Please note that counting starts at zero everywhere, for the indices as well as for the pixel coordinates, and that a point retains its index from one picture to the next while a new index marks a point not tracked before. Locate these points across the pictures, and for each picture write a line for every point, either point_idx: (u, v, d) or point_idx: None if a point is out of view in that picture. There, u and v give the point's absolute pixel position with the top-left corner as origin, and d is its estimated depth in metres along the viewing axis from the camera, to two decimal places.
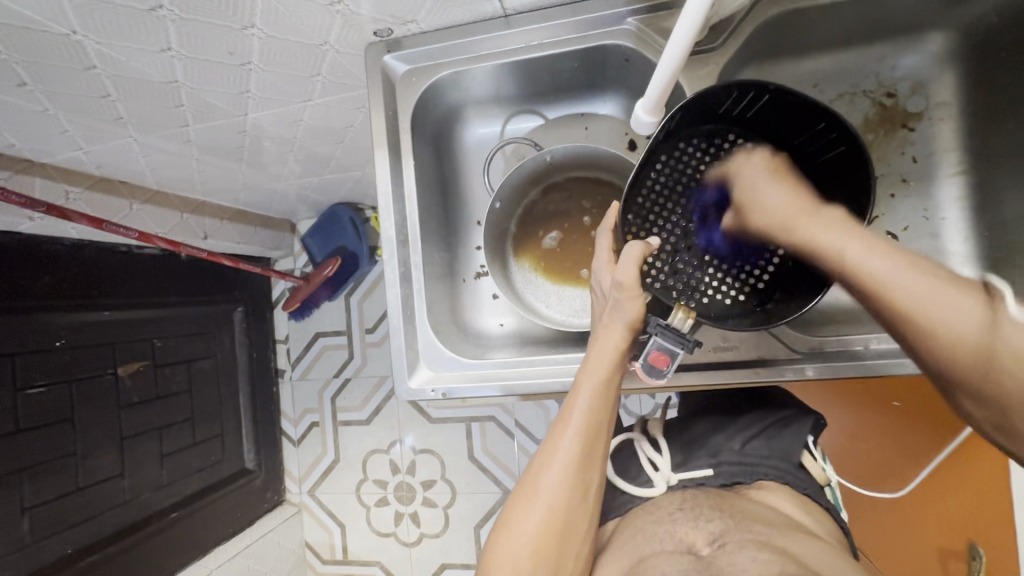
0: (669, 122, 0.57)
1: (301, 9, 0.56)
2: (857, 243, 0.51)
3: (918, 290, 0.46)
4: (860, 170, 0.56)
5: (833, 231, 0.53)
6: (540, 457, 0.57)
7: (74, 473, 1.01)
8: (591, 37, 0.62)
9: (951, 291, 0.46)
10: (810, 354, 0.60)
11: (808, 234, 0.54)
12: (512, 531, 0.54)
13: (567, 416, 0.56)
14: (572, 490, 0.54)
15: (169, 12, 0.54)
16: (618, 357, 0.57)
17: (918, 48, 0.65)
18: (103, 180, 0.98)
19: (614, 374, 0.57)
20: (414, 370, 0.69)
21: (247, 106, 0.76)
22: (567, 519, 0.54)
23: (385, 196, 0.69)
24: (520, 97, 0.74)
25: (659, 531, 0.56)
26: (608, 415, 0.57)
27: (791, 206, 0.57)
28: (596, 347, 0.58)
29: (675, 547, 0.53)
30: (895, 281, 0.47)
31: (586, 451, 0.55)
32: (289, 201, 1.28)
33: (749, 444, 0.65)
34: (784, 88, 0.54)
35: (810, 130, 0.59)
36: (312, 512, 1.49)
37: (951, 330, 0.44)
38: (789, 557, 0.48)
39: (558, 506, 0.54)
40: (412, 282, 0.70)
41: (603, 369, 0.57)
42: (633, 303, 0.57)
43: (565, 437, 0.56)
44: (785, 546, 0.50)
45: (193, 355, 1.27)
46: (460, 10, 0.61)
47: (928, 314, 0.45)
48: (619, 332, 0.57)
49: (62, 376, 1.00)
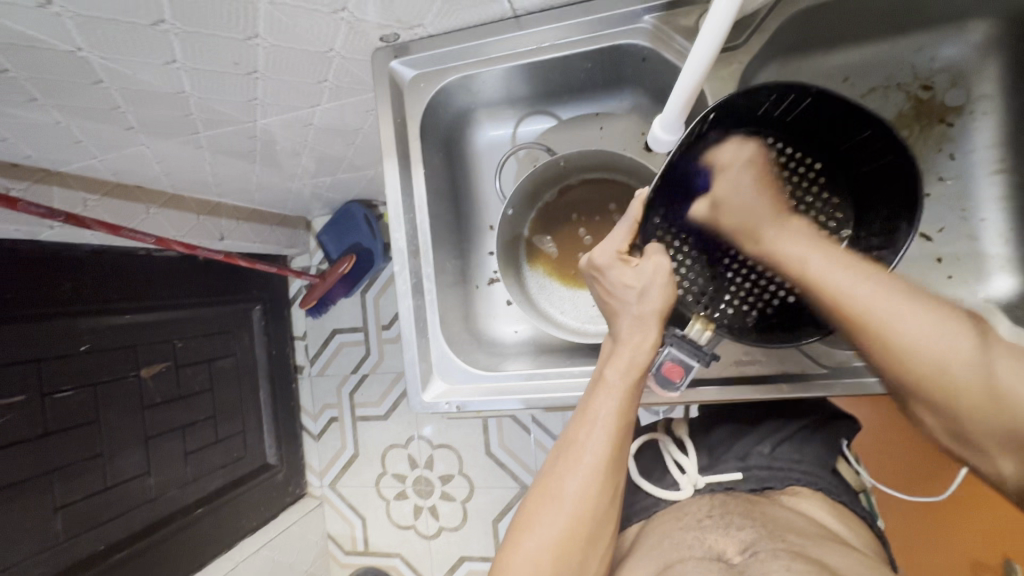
0: (708, 122, 0.53)
1: (302, 18, 0.54)
2: (820, 258, 0.51)
3: (884, 305, 0.45)
4: (913, 187, 0.53)
5: (796, 238, 0.54)
6: (561, 456, 0.53)
7: (102, 472, 1.04)
8: (606, 37, 0.59)
9: (927, 315, 0.44)
10: (839, 369, 0.57)
11: (773, 235, 0.55)
12: (532, 534, 0.50)
13: (593, 414, 0.52)
14: (602, 496, 0.51)
15: (172, 27, 0.53)
16: (650, 354, 0.53)
17: (959, 37, 0.60)
18: (118, 186, 0.99)
19: (644, 370, 0.53)
20: (428, 382, 0.68)
21: (256, 112, 0.75)
22: (593, 523, 0.50)
23: (396, 205, 0.68)
24: (533, 98, 0.72)
25: (688, 537, 0.54)
26: (636, 414, 0.53)
27: (762, 202, 0.57)
28: (625, 342, 0.54)
29: (704, 555, 0.51)
30: (869, 299, 0.46)
31: (615, 452, 0.51)
32: (303, 199, 1.28)
33: (778, 447, 0.63)
34: (830, 92, 0.51)
35: (858, 137, 0.55)
36: (334, 505, 1.51)
37: (934, 348, 0.43)
38: (825, 567, 0.46)
39: (584, 513, 0.50)
40: (425, 293, 0.69)
41: (634, 366, 0.53)
42: (660, 298, 0.53)
43: (592, 438, 0.52)
44: (820, 556, 0.48)
45: (213, 355, 1.29)
46: (468, 11, 0.58)
47: (889, 326, 0.45)
48: (652, 327, 0.53)
49: (88, 380, 1.02)
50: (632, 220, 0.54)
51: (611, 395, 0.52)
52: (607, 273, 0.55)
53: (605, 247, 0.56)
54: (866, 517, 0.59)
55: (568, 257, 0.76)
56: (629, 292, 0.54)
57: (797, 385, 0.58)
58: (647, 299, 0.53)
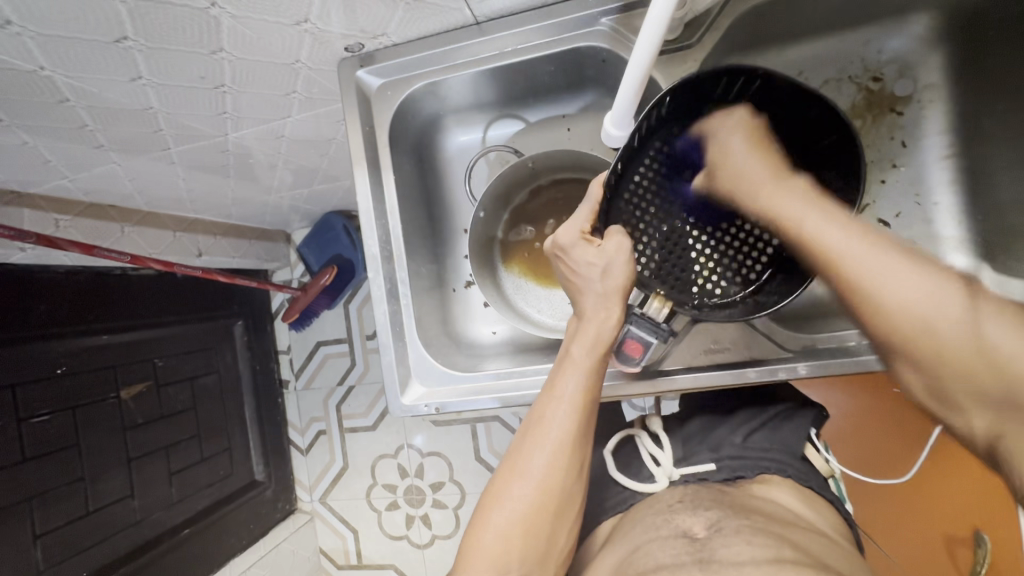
0: (658, 108, 0.56)
1: (265, 31, 0.55)
2: (815, 216, 0.48)
3: (874, 265, 0.43)
4: (856, 159, 0.55)
5: (796, 199, 0.50)
6: (529, 431, 0.53)
7: (83, 498, 1.02)
8: (565, 40, 0.61)
9: (911, 271, 0.42)
10: (802, 353, 0.60)
11: (768, 199, 0.52)
12: (500, 509, 0.51)
13: (560, 389, 0.53)
14: (568, 469, 0.52)
15: (135, 43, 0.54)
16: (614, 330, 0.55)
17: (903, 30, 0.63)
18: (91, 206, 0.98)
19: (607, 347, 0.55)
20: (406, 386, 0.69)
21: (226, 126, 0.76)
22: (560, 497, 0.51)
23: (367, 212, 0.69)
24: (500, 102, 0.73)
25: (657, 521, 0.55)
26: (601, 390, 0.55)
27: (761, 168, 0.53)
28: (590, 318, 0.55)
29: (671, 532, 0.52)
30: (852, 254, 0.44)
31: (584, 426, 0.53)
32: (282, 212, 1.28)
33: (749, 437, 0.64)
34: (774, 73, 0.53)
35: (803, 116, 0.57)
36: (325, 519, 1.50)
37: (918, 315, 0.40)
38: (788, 542, 0.47)
39: (552, 486, 0.51)
40: (399, 298, 0.69)
41: (598, 343, 0.54)
42: (622, 274, 0.55)
43: (560, 412, 0.53)
44: (784, 534, 0.49)
45: (195, 372, 1.28)
46: (431, 19, 0.60)
47: (882, 290, 0.42)
48: (613, 304, 0.55)
49: (66, 404, 1.01)
50: (593, 202, 0.58)
51: (579, 369, 0.54)
52: (570, 251, 0.58)
53: (571, 225, 0.58)
54: (834, 501, 0.60)
55: (542, 256, 0.77)
56: (591, 267, 0.56)
57: (762, 371, 0.60)
58: (611, 276, 0.55)
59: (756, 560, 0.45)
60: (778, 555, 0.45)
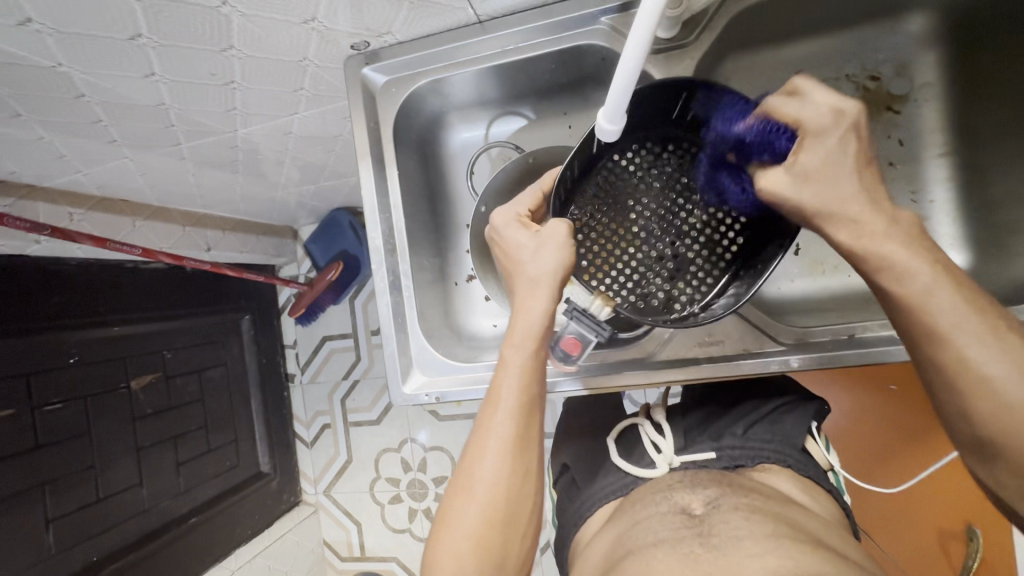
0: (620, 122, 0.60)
1: (274, 29, 0.57)
2: (917, 262, 0.41)
3: (966, 335, 0.40)
4: None
5: (893, 242, 0.42)
6: (471, 443, 0.51)
7: (94, 484, 1.05)
8: (565, 38, 0.63)
9: (1006, 352, 0.39)
10: (796, 345, 0.60)
11: (857, 239, 0.43)
12: (451, 531, 0.49)
13: (498, 394, 0.52)
14: (520, 452, 0.50)
15: (149, 40, 0.56)
16: (545, 319, 0.53)
17: (900, 29, 0.64)
18: (103, 200, 1.00)
19: (539, 337, 0.53)
20: (408, 375, 0.70)
21: (235, 122, 0.77)
22: (509, 507, 0.50)
23: (371, 206, 0.70)
24: (503, 99, 0.75)
25: (658, 497, 0.57)
26: (541, 384, 0.53)
27: (848, 189, 0.44)
28: (522, 312, 0.54)
29: (669, 509, 0.54)
30: (950, 317, 0.40)
31: (529, 402, 0.51)
32: (289, 208, 1.30)
33: (751, 429, 0.64)
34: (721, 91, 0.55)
35: None
36: (329, 511, 1.52)
37: (997, 395, 0.39)
38: (782, 520, 0.49)
39: (498, 497, 0.49)
40: (402, 289, 0.71)
41: (531, 337, 0.53)
42: (553, 263, 0.54)
43: (499, 417, 0.51)
44: (778, 514, 0.51)
45: (203, 364, 1.30)
46: (434, 18, 0.61)
47: (962, 353, 0.40)
48: (545, 295, 0.53)
49: (78, 393, 1.03)
50: (540, 187, 0.61)
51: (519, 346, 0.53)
52: (503, 235, 0.58)
53: (508, 208, 0.60)
54: (831, 491, 0.61)
55: None
56: (529, 245, 0.56)
57: (756, 363, 0.61)
58: (541, 267, 0.54)
59: (751, 535, 0.47)
60: (772, 533, 0.47)
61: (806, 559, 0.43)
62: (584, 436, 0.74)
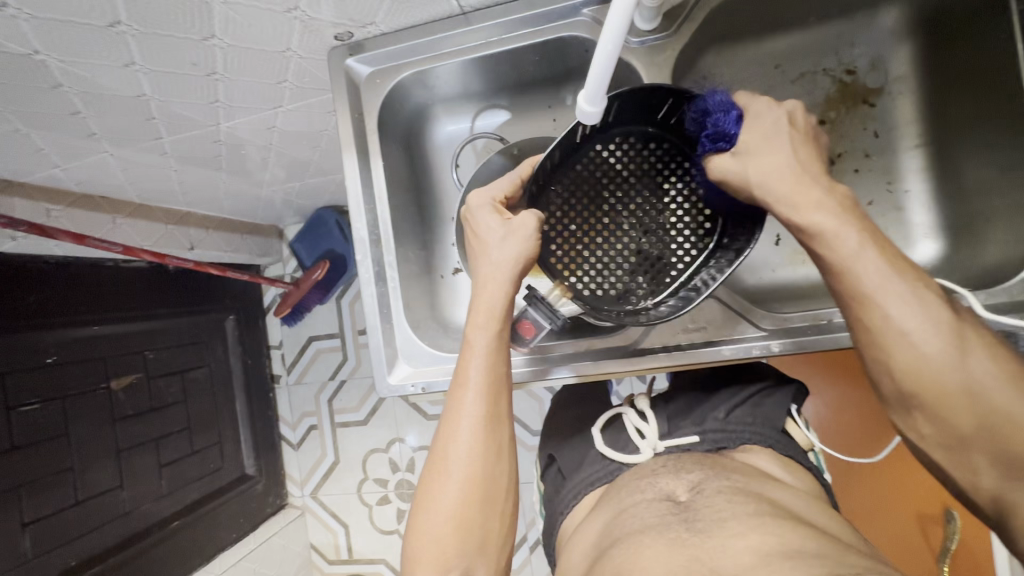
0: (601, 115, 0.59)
1: (256, 18, 0.56)
2: (851, 235, 0.48)
3: (890, 301, 0.46)
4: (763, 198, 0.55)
5: (830, 215, 0.48)
6: (443, 426, 0.55)
7: (72, 487, 1.03)
8: (549, 30, 0.63)
9: (921, 314, 0.46)
10: (776, 331, 0.62)
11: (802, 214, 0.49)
12: (432, 510, 0.53)
13: (465, 376, 0.55)
14: (486, 428, 0.54)
15: (128, 28, 0.55)
16: (506, 302, 0.56)
17: (873, 24, 0.65)
18: (82, 197, 0.98)
19: (502, 319, 0.56)
20: (394, 366, 0.70)
21: (218, 115, 0.77)
22: (485, 482, 0.53)
23: (356, 198, 0.70)
24: (488, 92, 0.75)
25: (642, 483, 0.58)
26: (506, 363, 0.56)
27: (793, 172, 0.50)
28: (483, 298, 0.57)
29: (655, 495, 0.55)
30: (877, 283, 0.46)
31: (492, 379, 0.55)
32: (275, 207, 1.29)
33: (733, 413, 0.65)
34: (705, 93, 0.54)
35: None
36: (315, 514, 1.50)
37: (914, 353, 0.46)
38: (764, 502, 0.50)
39: (474, 474, 0.53)
40: (387, 281, 0.71)
41: (494, 320, 0.56)
42: (517, 249, 0.56)
43: (467, 399, 0.54)
44: (761, 495, 0.51)
45: (186, 365, 1.28)
46: (419, 9, 0.61)
47: (886, 317, 0.46)
48: (505, 281, 0.56)
49: (56, 393, 1.01)
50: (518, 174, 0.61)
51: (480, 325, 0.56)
52: (474, 216, 0.60)
53: (487, 190, 0.61)
54: (812, 470, 0.62)
55: None
56: (491, 238, 0.58)
57: (737, 348, 0.62)
58: (505, 255, 0.57)
59: (735, 516, 0.47)
60: (755, 514, 0.47)
61: (787, 538, 0.44)
62: (570, 425, 0.74)
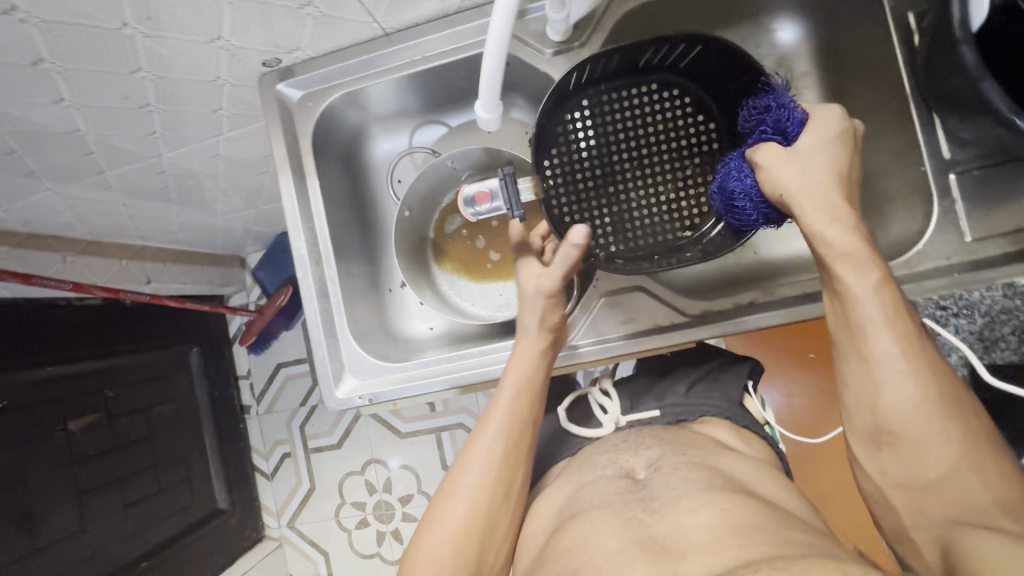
0: (676, 51, 0.63)
1: (181, 49, 0.58)
2: (861, 269, 0.51)
3: (886, 333, 0.50)
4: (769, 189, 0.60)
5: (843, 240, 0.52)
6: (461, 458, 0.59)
7: (31, 534, 0.98)
8: (470, 46, 0.66)
9: (918, 363, 0.49)
10: (699, 317, 0.65)
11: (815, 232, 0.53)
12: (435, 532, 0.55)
13: (491, 417, 0.59)
14: (501, 464, 0.57)
15: (52, 65, 0.56)
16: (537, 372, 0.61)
17: (775, 24, 0.70)
18: (31, 237, 0.96)
19: (534, 388, 0.61)
20: (341, 379, 0.71)
21: (159, 146, 0.77)
22: (488, 515, 0.56)
23: (293, 216, 0.71)
24: (422, 108, 0.78)
25: (605, 457, 0.59)
26: (534, 424, 0.60)
27: (830, 197, 0.53)
28: (519, 360, 0.62)
29: (614, 472, 0.56)
30: (873, 313, 0.50)
31: (521, 426, 0.59)
32: (233, 236, 1.29)
33: (693, 387, 0.69)
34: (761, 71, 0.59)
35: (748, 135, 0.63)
36: (293, 544, 1.47)
37: (901, 397, 0.49)
38: (713, 474, 0.52)
39: (479, 505, 0.56)
40: (331, 296, 0.72)
41: (528, 382, 0.61)
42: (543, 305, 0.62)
43: (488, 438, 0.58)
44: (709, 466, 0.54)
45: (149, 402, 1.26)
46: (341, 33, 0.64)
47: (880, 352, 0.50)
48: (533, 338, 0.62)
49: (12, 439, 0.97)
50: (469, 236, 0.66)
51: (515, 380, 0.61)
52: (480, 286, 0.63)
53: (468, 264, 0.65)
54: (767, 437, 0.64)
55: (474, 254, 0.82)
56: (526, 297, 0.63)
57: (666, 336, 0.66)
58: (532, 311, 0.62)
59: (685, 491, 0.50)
60: (705, 487, 0.50)
61: (737, 514, 0.46)
62: None
